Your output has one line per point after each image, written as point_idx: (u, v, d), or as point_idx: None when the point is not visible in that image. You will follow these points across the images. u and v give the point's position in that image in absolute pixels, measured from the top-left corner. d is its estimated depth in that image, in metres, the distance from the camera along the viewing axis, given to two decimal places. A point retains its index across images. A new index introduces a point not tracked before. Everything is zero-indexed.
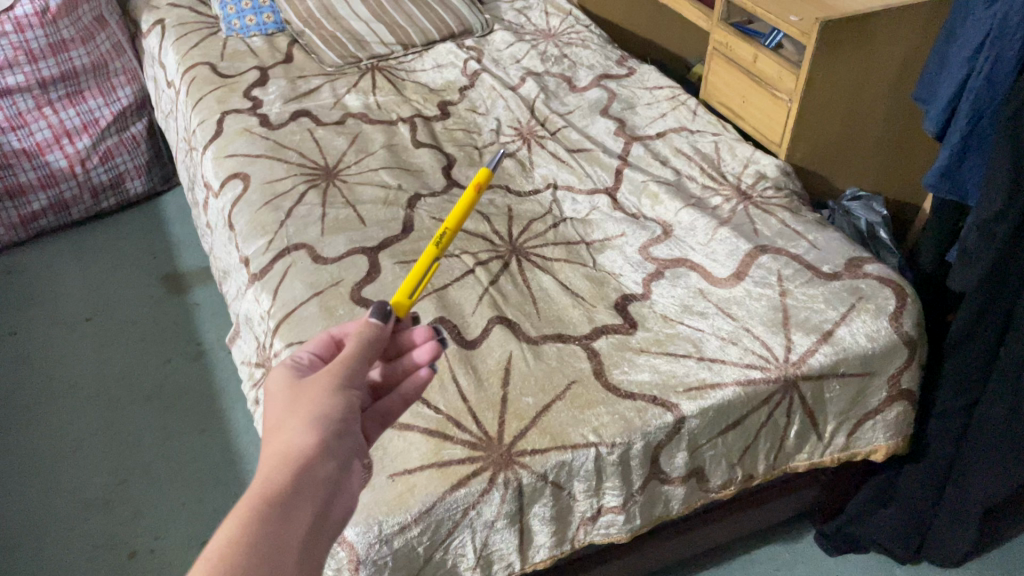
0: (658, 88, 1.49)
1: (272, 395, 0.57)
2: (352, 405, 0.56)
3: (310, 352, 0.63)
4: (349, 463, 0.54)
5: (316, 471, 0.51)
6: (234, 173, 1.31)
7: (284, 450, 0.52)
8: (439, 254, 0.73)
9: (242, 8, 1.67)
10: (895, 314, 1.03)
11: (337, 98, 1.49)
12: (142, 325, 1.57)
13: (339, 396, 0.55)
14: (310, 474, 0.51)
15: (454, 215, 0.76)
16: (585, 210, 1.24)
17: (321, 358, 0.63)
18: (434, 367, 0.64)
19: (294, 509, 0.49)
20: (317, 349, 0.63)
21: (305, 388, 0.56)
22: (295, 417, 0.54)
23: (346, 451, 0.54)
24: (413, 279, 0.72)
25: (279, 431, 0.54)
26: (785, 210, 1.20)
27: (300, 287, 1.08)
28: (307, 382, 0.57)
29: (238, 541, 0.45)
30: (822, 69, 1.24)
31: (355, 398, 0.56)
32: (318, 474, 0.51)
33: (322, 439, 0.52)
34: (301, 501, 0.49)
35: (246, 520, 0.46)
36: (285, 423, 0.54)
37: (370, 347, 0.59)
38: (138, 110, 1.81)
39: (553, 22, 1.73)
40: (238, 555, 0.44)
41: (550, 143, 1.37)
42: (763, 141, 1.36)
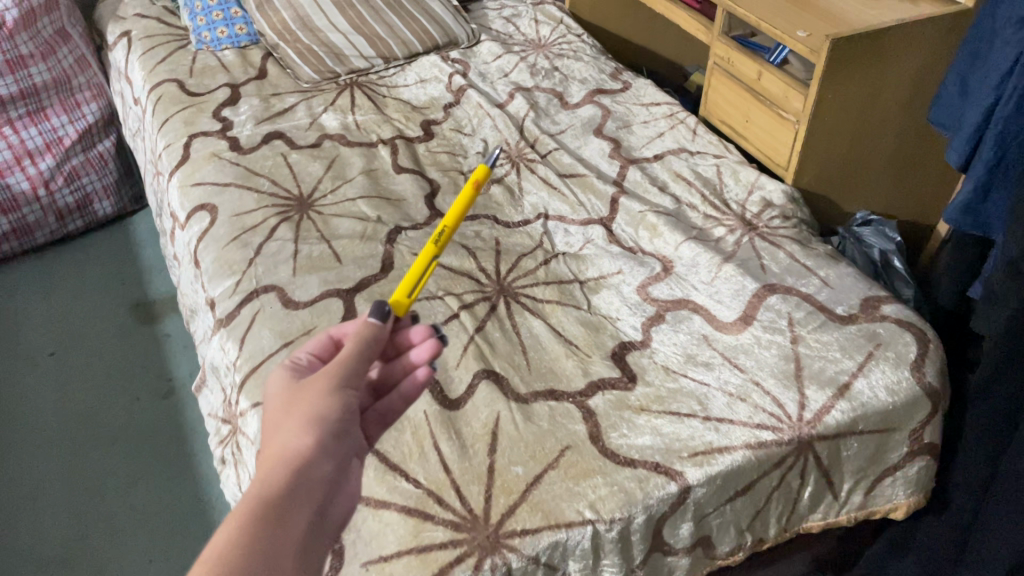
0: (655, 104, 1.40)
1: (274, 394, 0.60)
2: (349, 406, 0.58)
3: (310, 352, 0.65)
4: (344, 463, 0.57)
5: (312, 473, 0.55)
6: (200, 205, 1.22)
7: (283, 450, 0.55)
8: (438, 254, 0.72)
9: (213, 19, 1.58)
10: (916, 363, 0.95)
11: (313, 117, 1.39)
12: (109, 359, 1.48)
13: (337, 397, 0.58)
14: (307, 476, 0.54)
15: (453, 212, 0.74)
16: (579, 243, 1.15)
17: (320, 357, 0.65)
18: (433, 365, 0.66)
19: (292, 508, 0.53)
20: (315, 348, 0.65)
21: (304, 388, 0.59)
22: (294, 417, 0.57)
23: (341, 452, 0.57)
24: (411, 278, 0.71)
25: (278, 431, 0.57)
26: (793, 242, 1.11)
27: (269, 337, 0.99)
28: (306, 382, 0.59)
29: (237, 544, 0.48)
30: (831, 89, 1.14)
31: (352, 398, 0.59)
32: (314, 477, 0.54)
33: (319, 442, 0.56)
34: (298, 503, 0.53)
35: (243, 525, 0.50)
36: (283, 423, 0.57)
37: (369, 346, 0.61)
38: (105, 127, 1.71)
39: (543, 31, 1.63)
40: (236, 555, 0.47)
41: (541, 167, 1.28)
42: (769, 163, 1.27)
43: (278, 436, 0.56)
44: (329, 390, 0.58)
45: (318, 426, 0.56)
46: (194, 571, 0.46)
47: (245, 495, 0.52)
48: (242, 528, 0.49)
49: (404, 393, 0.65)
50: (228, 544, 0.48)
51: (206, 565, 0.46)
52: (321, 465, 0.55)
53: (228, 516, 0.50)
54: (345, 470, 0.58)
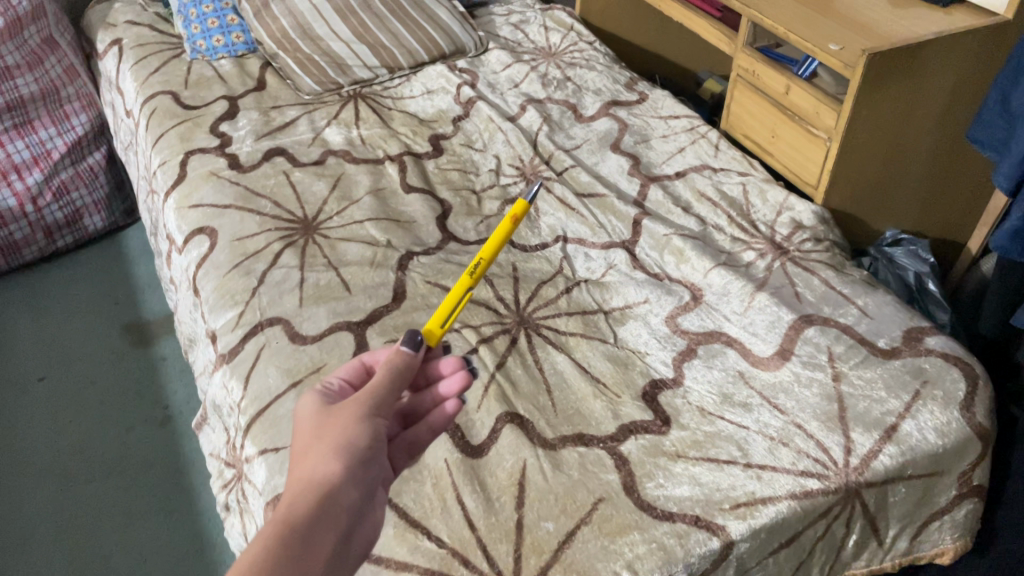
0: (674, 117, 1.35)
1: (303, 420, 0.62)
2: (377, 433, 0.61)
3: (341, 378, 0.68)
4: (371, 490, 0.59)
5: (338, 499, 0.56)
6: (199, 228, 1.15)
7: (311, 474, 0.57)
8: (473, 285, 0.76)
9: (208, 26, 1.51)
10: (966, 402, 0.89)
11: (316, 132, 1.33)
12: (102, 386, 1.42)
13: (365, 425, 0.60)
14: (333, 501, 0.56)
15: (490, 245, 0.78)
16: (600, 269, 1.09)
17: (351, 384, 0.69)
18: (462, 397, 0.69)
19: (319, 532, 0.54)
20: (348, 376, 0.69)
21: (334, 413, 0.61)
22: (322, 443, 0.59)
23: (368, 480, 0.59)
24: (445, 308, 0.75)
25: (306, 456, 0.59)
26: (827, 268, 1.06)
27: (275, 375, 0.93)
28: (337, 407, 0.62)
29: (266, 560, 0.51)
30: (867, 106, 1.08)
31: (381, 426, 0.62)
32: (342, 501, 0.57)
33: (347, 468, 0.58)
34: (324, 528, 0.55)
35: (271, 543, 0.52)
36: (313, 448, 0.59)
37: (399, 376, 0.64)
38: (96, 139, 1.64)
39: (553, 37, 1.57)
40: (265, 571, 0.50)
41: (557, 186, 1.21)
42: (796, 181, 1.21)
43: (307, 461, 0.58)
44: (360, 418, 0.61)
45: (346, 453, 0.58)
46: None
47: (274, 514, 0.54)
48: (270, 546, 0.51)
49: (433, 424, 0.69)
50: (252, 563, 0.50)
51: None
52: (347, 490, 0.57)
53: (256, 536, 0.52)
54: (372, 497, 0.60)
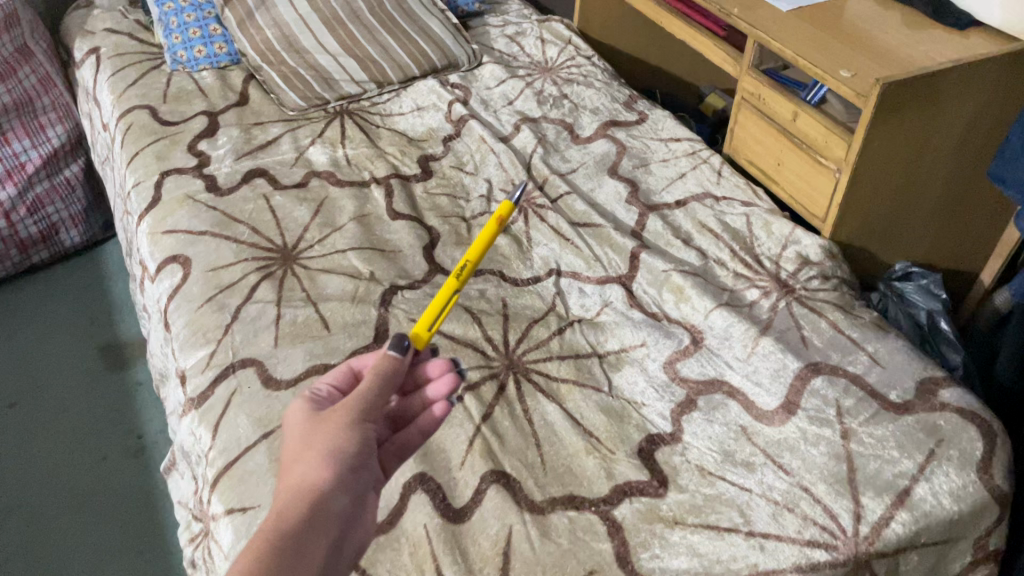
0: (675, 140, 1.28)
1: (295, 425, 0.64)
2: (366, 439, 0.63)
3: (330, 384, 0.70)
4: (362, 495, 0.62)
5: (329, 505, 0.58)
6: (172, 256, 1.09)
7: (300, 483, 0.59)
8: (459, 287, 0.78)
9: (189, 36, 1.44)
10: (984, 463, 0.83)
11: (299, 151, 1.27)
12: (75, 412, 1.36)
13: (354, 431, 0.62)
14: (324, 507, 0.58)
15: (476, 248, 0.80)
16: (595, 307, 1.03)
17: (340, 389, 0.71)
18: (449, 401, 0.70)
19: (310, 537, 0.56)
20: (337, 381, 0.71)
21: (323, 421, 0.63)
22: (313, 449, 0.61)
23: (358, 484, 0.61)
24: (432, 311, 0.77)
25: (297, 462, 0.61)
26: (835, 309, 1.00)
27: (245, 424, 0.87)
28: (326, 414, 0.64)
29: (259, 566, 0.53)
30: (879, 137, 1.02)
31: (370, 431, 0.63)
32: (332, 509, 0.59)
33: (337, 475, 0.60)
34: (316, 532, 0.57)
35: (262, 549, 0.54)
36: (304, 452, 0.61)
37: (386, 381, 0.66)
38: (73, 150, 1.58)
39: (550, 51, 1.51)
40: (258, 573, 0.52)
41: (551, 215, 1.15)
42: (802, 212, 1.15)
43: (299, 467, 0.60)
44: (348, 425, 0.63)
45: (336, 458, 0.61)
46: None
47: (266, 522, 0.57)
48: (263, 553, 0.53)
49: (422, 428, 0.70)
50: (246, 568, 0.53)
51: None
52: (338, 496, 0.59)
53: (247, 544, 0.54)
54: (362, 501, 0.62)
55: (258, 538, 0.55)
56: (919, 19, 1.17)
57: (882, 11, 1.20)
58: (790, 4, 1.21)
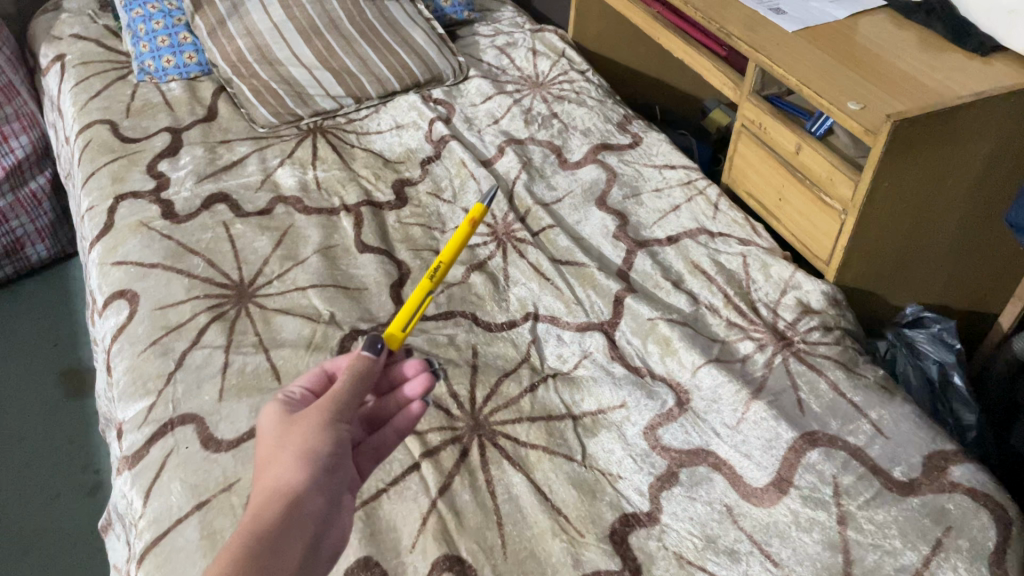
0: (669, 167, 1.19)
1: (269, 427, 0.62)
2: (342, 438, 0.61)
3: (303, 387, 0.69)
4: (339, 494, 0.60)
5: (305, 506, 0.57)
6: (119, 290, 1.01)
7: (275, 484, 0.57)
8: (433, 288, 0.76)
9: (158, 45, 1.35)
10: (998, 557, 0.73)
11: (266, 173, 1.19)
12: (30, 444, 1.28)
13: (329, 430, 0.61)
14: (300, 508, 0.56)
15: (449, 249, 0.79)
16: (574, 358, 0.94)
17: (313, 391, 0.69)
18: (425, 399, 0.70)
19: (286, 538, 0.54)
20: (310, 383, 0.69)
21: (297, 422, 0.61)
22: (287, 450, 0.59)
23: (333, 483, 0.60)
24: (406, 312, 0.75)
25: (270, 465, 0.59)
26: (836, 366, 0.91)
27: (179, 492, 0.79)
28: (300, 416, 0.62)
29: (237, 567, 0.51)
30: (890, 177, 0.93)
31: (344, 431, 0.62)
32: (308, 509, 0.57)
33: (313, 475, 0.58)
34: (292, 535, 0.55)
35: (238, 551, 0.52)
36: (277, 454, 0.59)
37: (361, 383, 0.65)
38: (40, 162, 1.49)
39: (541, 64, 1.41)
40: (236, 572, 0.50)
41: (531, 250, 1.07)
42: (805, 252, 1.06)
43: (271, 469, 0.58)
44: (324, 424, 0.61)
45: (311, 459, 0.59)
46: None
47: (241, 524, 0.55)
48: (240, 555, 0.52)
49: (398, 427, 0.70)
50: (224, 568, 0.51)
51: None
52: (314, 497, 0.57)
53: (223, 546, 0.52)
54: (338, 502, 0.60)
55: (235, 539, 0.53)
56: (937, 42, 1.07)
57: (897, 33, 1.10)
58: (797, 25, 1.10)
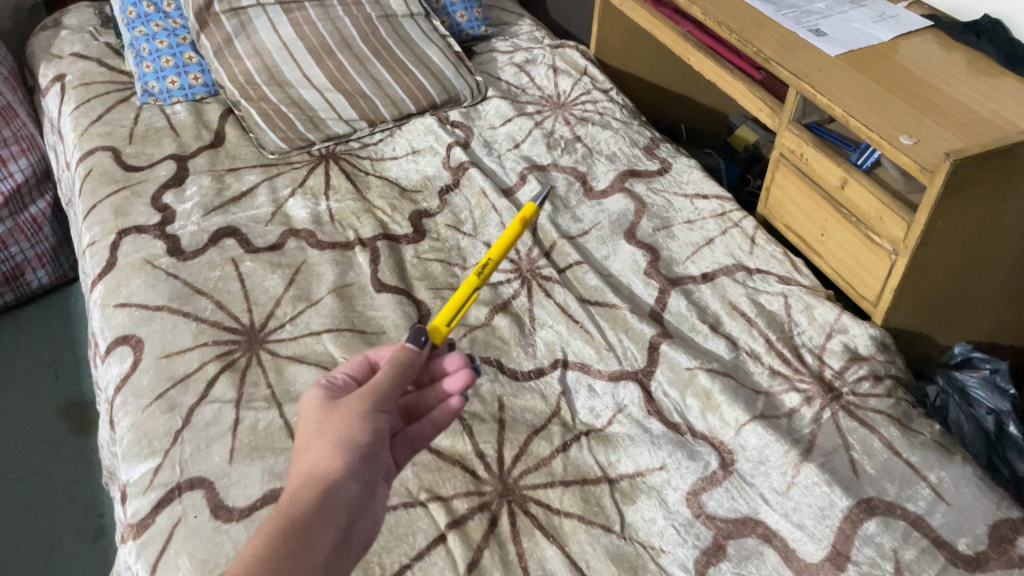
0: (702, 197, 1.13)
1: (309, 413, 0.64)
2: (380, 430, 0.62)
3: (347, 372, 0.70)
4: (372, 486, 0.61)
5: (337, 495, 0.58)
6: (122, 336, 0.95)
7: (312, 471, 0.59)
8: (479, 283, 0.74)
9: (161, 65, 1.29)
10: None
11: (276, 204, 1.13)
12: (31, 485, 1.22)
13: (368, 422, 0.62)
14: (333, 497, 0.58)
15: (499, 247, 0.78)
16: (607, 411, 0.88)
17: (357, 377, 0.70)
18: (464, 394, 0.70)
19: (318, 526, 0.56)
20: (354, 370, 0.70)
21: (337, 410, 0.62)
22: (324, 438, 0.60)
23: (367, 475, 0.61)
24: (452, 306, 0.73)
25: (308, 451, 0.60)
26: (890, 422, 0.85)
27: (187, 568, 0.73)
28: (340, 403, 0.63)
29: (267, 553, 0.53)
30: (946, 217, 0.86)
31: (383, 422, 0.63)
32: (340, 500, 0.58)
33: (348, 466, 0.59)
34: (322, 523, 0.56)
35: (270, 537, 0.54)
36: (314, 440, 0.61)
37: (403, 375, 0.66)
38: (40, 185, 1.44)
39: (562, 83, 1.35)
40: (265, 560, 0.52)
41: (558, 289, 1.01)
42: (850, 292, 1.00)
43: (308, 456, 0.60)
44: (363, 415, 0.62)
45: (347, 450, 0.60)
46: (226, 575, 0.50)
47: (276, 509, 0.56)
48: (271, 542, 0.53)
49: (436, 421, 0.70)
50: (256, 553, 0.53)
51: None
52: (347, 487, 0.59)
53: (256, 532, 0.54)
54: (371, 492, 0.62)
55: (267, 525, 0.55)
56: (987, 63, 1.01)
57: (943, 54, 1.03)
58: (839, 48, 1.03)
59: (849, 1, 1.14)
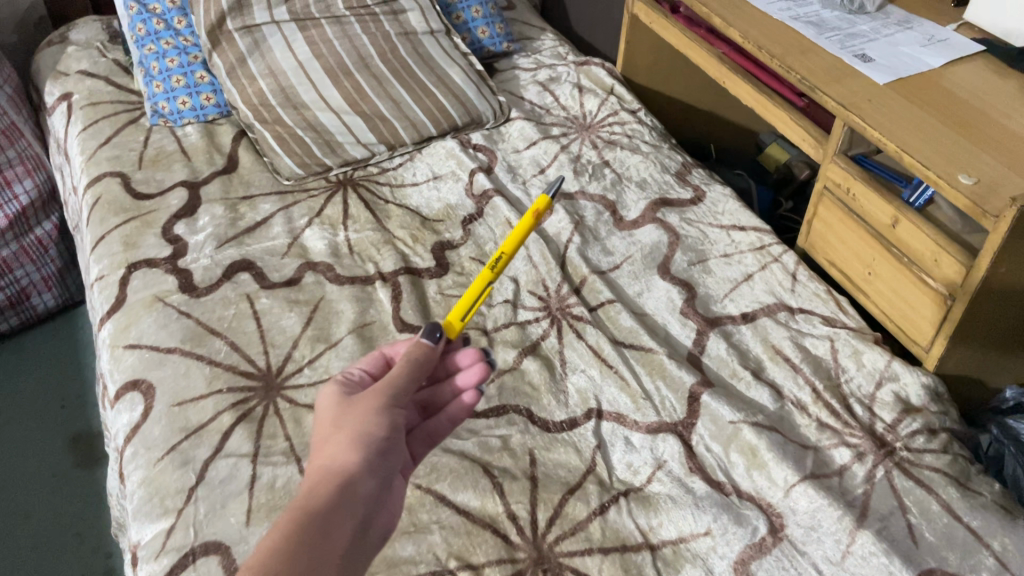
0: (738, 229, 1.08)
1: (325, 408, 0.63)
2: (396, 425, 0.61)
3: (362, 368, 0.69)
4: (389, 479, 0.60)
5: (356, 489, 0.57)
6: (132, 381, 0.90)
7: (329, 465, 0.58)
8: (493, 279, 0.74)
9: (172, 84, 1.24)
10: None
11: (293, 235, 1.08)
12: (36, 523, 1.18)
13: (384, 416, 0.61)
14: (351, 491, 0.56)
15: (512, 240, 0.76)
16: (646, 467, 0.83)
17: (372, 374, 0.69)
18: (479, 389, 0.68)
19: (337, 519, 0.55)
20: (369, 365, 0.69)
21: (353, 405, 0.61)
22: (341, 432, 0.59)
23: (385, 470, 0.60)
24: (466, 301, 0.73)
25: (325, 446, 0.59)
26: (949, 482, 0.79)
27: None
28: (356, 398, 0.62)
29: (289, 544, 0.52)
30: (1010, 263, 0.80)
31: (399, 417, 0.62)
32: (359, 493, 0.57)
33: (366, 460, 0.58)
34: (342, 515, 0.55)
35: (290, 529, 0.53)
36: (330, 436, 0.60)
37: (418, 370, 0.64)
38: (45, 206, 1.39)
39: (588, 103, 1.30)
40: (287, 552, 0.51)
41: (590, 330, 0.95)
42: (899, 335, 0.94)
43: (325, 450, 0.59)
44: (380, 409, 0.61)
45: (364, 444, 0.59)
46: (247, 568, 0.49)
47: (294, 502, 0.55)
48: (292, 534, 0.52)
49: (451, 416, 0.68)
50: (277, 546, 0.51)
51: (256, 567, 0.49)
52: (365, 480, 0.58)
53: (276, 525, 0.53)
54: (389, 487, 0.60)
55: (286, 518, 0.54)
56: None
57: (997, 81, 0.97)
58: (887, 75, 0.98)
59: (893, 23, 1.09)
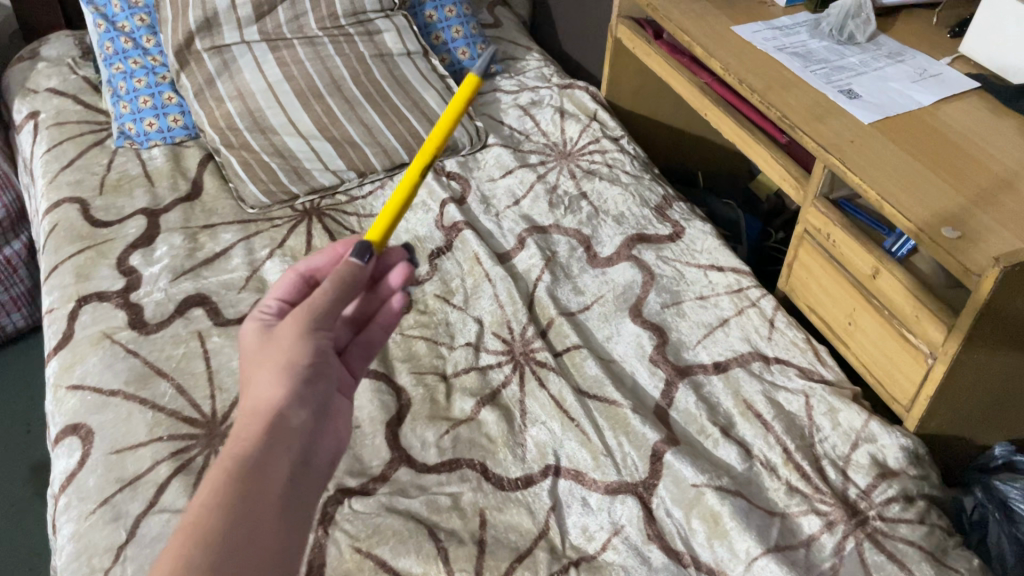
0: (717, 270, 1.03)
1: (248, 348, 0.59)
2: (324, 347, 0.57)
3: (279, 298, 0.65)
4: (325, 403, 0.56)
5: (289, 420, 0.53)
6: (72, 425, 0.86)
7: (258, 402, 0.54)
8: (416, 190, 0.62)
9: (139, 105, 1.20)
10: None
11: (252, 267, 1.04)
12: None
13: (307, 340, 0.57)
14: (284, 424, 0.53)
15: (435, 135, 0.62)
16: (602, 532, 0.78)
17: (291, 301, 0.65)
18: (406, 290, 0.67)
19: (272, 455, 0.51)
20: (285, 292, 0.65)
21: (274, 338, 0.57)
22: (265, 366, 0.56)
23: (318, 394, 0.56)
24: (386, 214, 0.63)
25: (252, 382, 0.56)
26: (923, 557, 0.74)
27: None
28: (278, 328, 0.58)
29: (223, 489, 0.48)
30: (991, 325, 0.75)
31: (326, 339, 0.58)
32: (293, 423, 0.53)
33: (294, 390, 0.54)
34: (277, 450, 0.52)
35: (223, 474, 0.49)
36: (256, 373, 0.56)
37: (346, 290, 0.58)
38: (14, 226, 1.36)
39: (569, 128, 1.25)
40: (219, 500, 0.47)
41: (553, 378, 0.91)
42: (880, 391, 0.89)
43: (251, 388, 0.55)
44: (302, 334, 0.57)
45: (289, 373, 0.55)
46: (183, 526, 0.45)
47: (226, 448, 0.51)
48: (225, 479, 0.48)
49: (384, 323, 0.67)
50: (211, 495, 0.48)
51: (189, 524, 0.45)
52: (297, 410, 0.54)
53: (207, 473, 0.49)
54: (326, 411, 0.57)
55: (218, 464, 0.50)
56: None
57: (990, 122, 0.91)
58: (872, 114, 0.92)
59: (884, 56, 1.03)
